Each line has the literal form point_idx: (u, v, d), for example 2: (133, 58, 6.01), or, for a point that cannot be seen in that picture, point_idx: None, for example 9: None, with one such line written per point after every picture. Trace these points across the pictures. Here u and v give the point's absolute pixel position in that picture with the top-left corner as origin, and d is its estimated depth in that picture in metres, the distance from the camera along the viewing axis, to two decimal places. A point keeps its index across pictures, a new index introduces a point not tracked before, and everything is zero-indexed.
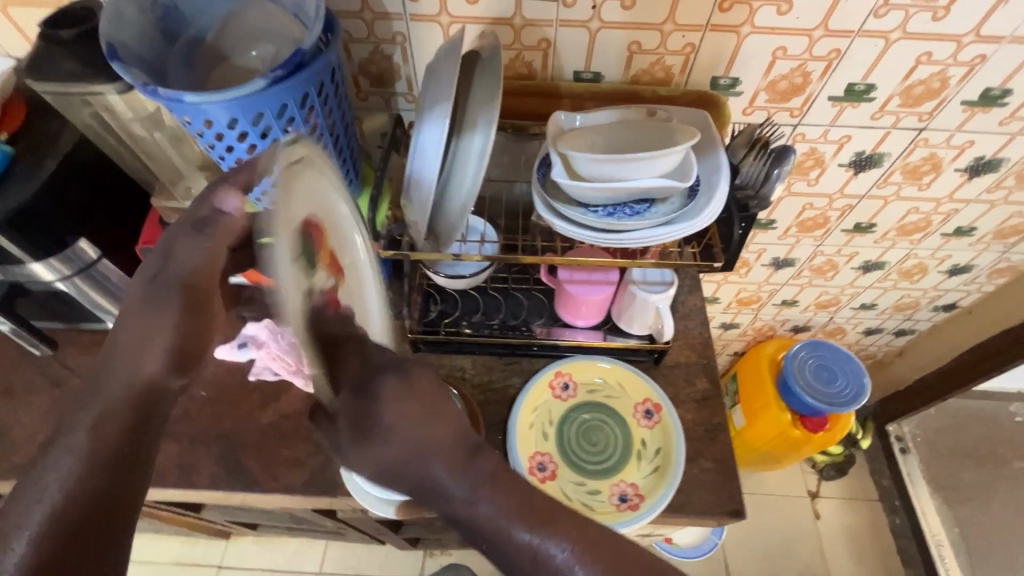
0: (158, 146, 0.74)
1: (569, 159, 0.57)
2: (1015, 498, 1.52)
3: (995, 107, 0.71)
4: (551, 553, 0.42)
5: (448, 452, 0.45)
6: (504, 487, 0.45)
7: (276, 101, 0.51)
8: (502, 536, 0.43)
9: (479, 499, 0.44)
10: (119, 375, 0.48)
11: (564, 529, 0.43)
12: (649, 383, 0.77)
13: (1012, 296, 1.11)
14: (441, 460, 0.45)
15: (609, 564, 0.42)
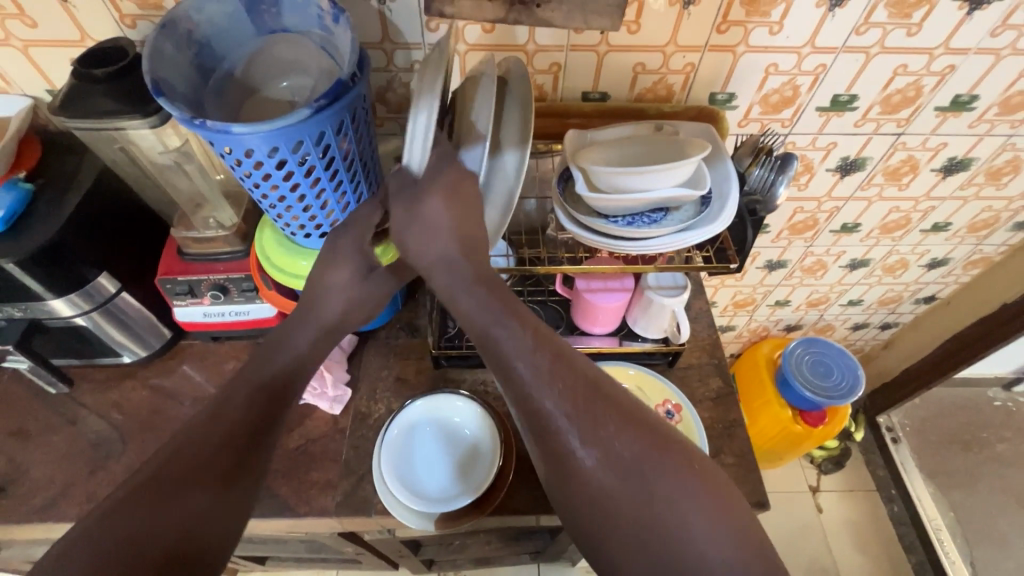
0: (180, 177, 0.75)
1: (590, 173, 0.61)
2: (1001, 478, 1.59)
3: (964, 111, 0.78)
4: (516, 360, 0.47)
5: (517, 316, 0.50)
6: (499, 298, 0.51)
7: (316, 130, 0.53)
8: (496, 338, 0.49)
9: (472, 290, 0.51)
10: (248, 386, 0.53)
11: (542, 351, 0.48)
12: (666, 384, 0.81)
13: (985, 285, 1.19)
14: (462, 269, 0.52)
15: (567, 385, 0.46)
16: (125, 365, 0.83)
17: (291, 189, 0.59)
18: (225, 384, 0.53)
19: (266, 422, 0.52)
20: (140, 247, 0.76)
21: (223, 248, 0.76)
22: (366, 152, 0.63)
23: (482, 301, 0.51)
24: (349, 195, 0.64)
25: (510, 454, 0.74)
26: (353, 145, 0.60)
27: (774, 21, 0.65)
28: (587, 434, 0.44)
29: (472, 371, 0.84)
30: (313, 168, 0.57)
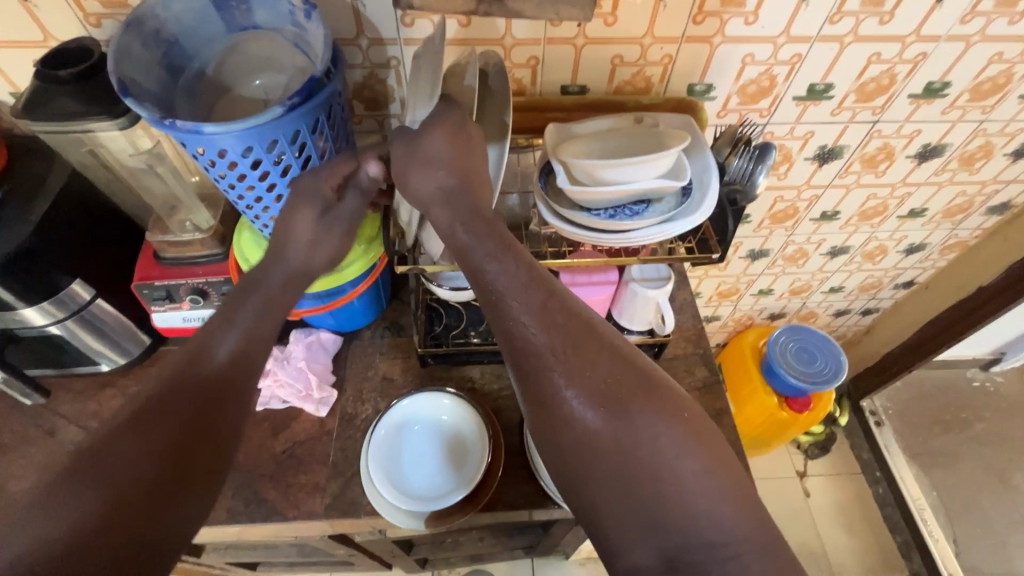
0: (155, 179, 0.73)
1: (571, 166, 0.61)
2: (980, 457, 1.63)
3: (937, 98, 0.79)
4: (507, 301, 0.48)
5: (508, 256, 0.50)
6: (496, 239, 0.50)
7: (290, 128, 0.53)
8: (487, 281, 0.49)
9: (461, 229, 0.51)
10: (206, 362, 0.50)
11: (533, 293, 0.48)
12: None
13: (962, 269, 1.21)
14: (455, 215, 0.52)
15: (558, 329, 0.46)
16: (103, 373, 0.81)
17: (267, 189, 0.58)
18: (176, 362, 0.50)
19: (225, 396, 0.50)
20: (115, 253, 0.75)
21: (202, 251, 0.74)
22: (343, 150, 0.63)
23: (476, 239, 0.51)
24: None
25: (499, 450, 0.74)
26: (329, 143, 0.59)
27: (749, 11, 0.65)
28: (573, 373, 0.45)
29: (460, 369, 0.83)
30: (289, 166, 0.57)
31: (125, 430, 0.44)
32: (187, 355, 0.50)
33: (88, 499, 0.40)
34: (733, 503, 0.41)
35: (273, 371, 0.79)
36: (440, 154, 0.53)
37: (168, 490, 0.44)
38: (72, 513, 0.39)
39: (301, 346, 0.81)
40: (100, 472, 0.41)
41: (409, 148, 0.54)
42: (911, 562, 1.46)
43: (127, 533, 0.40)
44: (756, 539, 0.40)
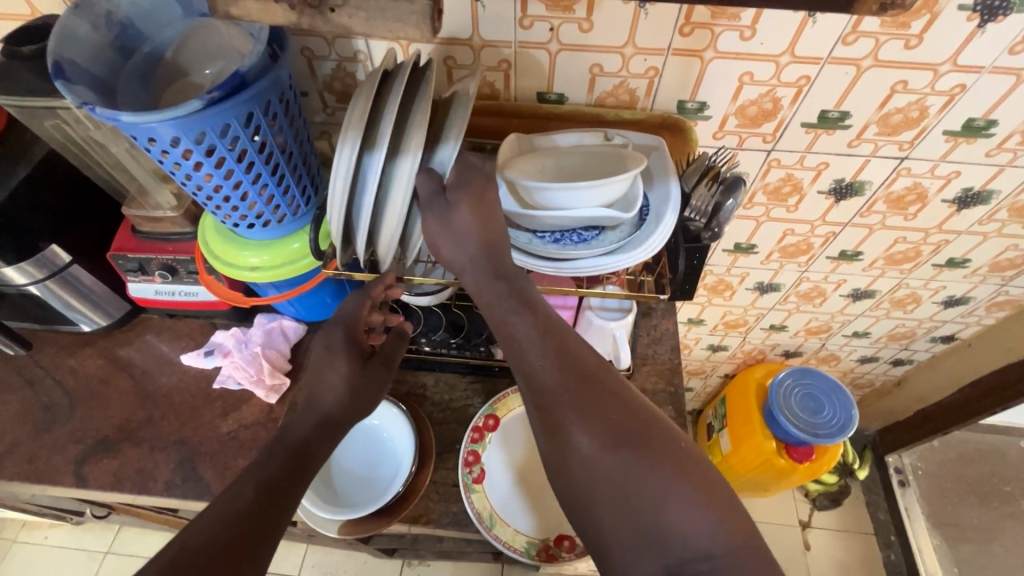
0: (118, 159, 0.72)
1: (514, 185, 0.56)
2: (1021, 539, 1.44)
3: (979, 137, 0.68)
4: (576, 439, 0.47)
5: (583, 401, 0.48)
6: (563, 363, 0.50)
7: (218, 121, 0.52)
8: (570, 448, 0.47)
9: (545, 368, 0.49)
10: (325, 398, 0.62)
11: (612, 450, 0.46)
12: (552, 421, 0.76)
13: (1012, 330, 1.06)
14: (540, 363, 0.50)
15: (626, 444, 0.46)
16: (84, 333, 0.86)
17: (204, 178, 0.57)
18: (314, 407, 0.62)
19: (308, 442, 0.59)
20: (97, 221, 0.78)
21: (173, 229, 0.75)
22: (291, 146, 0.61)
23: (556, 374, 0.49)
24: (271, 188, 0.61)
25: (427, 460, 0.72)
26: (271, 138, 0.57)
27: (745, 25, 0.58)
28: (615, 449, 0.46)
29: (414, 373, 0.81)
30: (223, 159, 0.55)
31: (265, 476, 0.55)
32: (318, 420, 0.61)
33: (230, 507, 0.51)
34: (717, 517, 0.45)
35: (231, 353, 0.81)
36: (467, 228, 0.51)
37: (262, 511, 0.51)
38: (224, 509, 0.50)
39: (261, 331, 0.82)
40: (239, 494, 0.52)
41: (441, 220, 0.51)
42: None
43: (247, 522, 0.50)
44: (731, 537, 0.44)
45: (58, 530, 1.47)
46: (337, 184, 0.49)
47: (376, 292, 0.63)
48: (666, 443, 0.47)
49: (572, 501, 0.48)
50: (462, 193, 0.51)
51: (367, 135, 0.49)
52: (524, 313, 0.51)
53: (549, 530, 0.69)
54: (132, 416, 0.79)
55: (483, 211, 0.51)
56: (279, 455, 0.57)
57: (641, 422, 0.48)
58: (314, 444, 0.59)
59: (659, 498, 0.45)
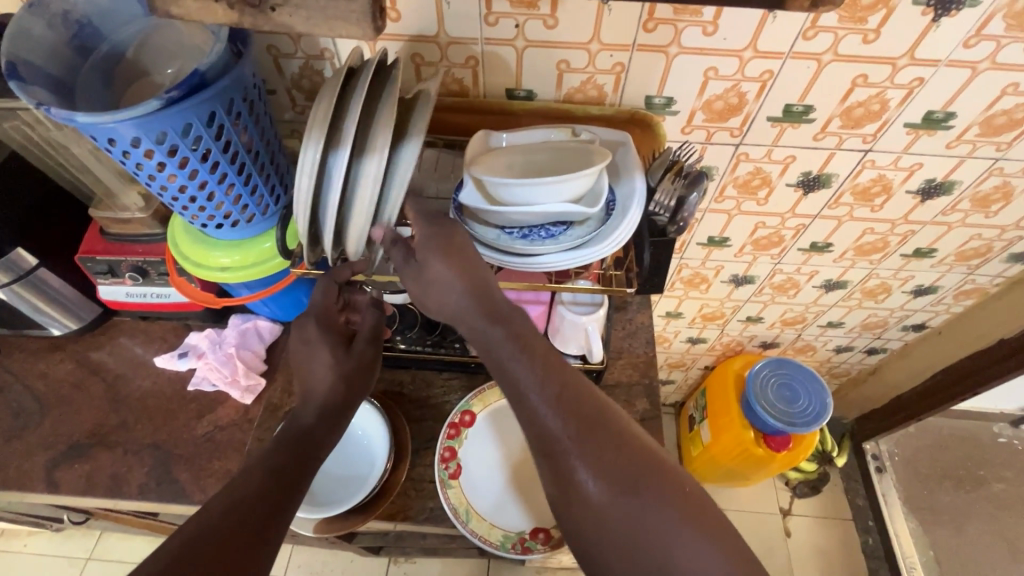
0: (82, 160, 0.72)
1: (480, 181, 0.56)
2: (993, 521, 1.48)
3: (940, 129, 0.70)
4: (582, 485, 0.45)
5: (586, 442, 0.46)
6: (564, 405, 0.47)
7: (179, 121, 0.51)
8: (574, 494, 0.45)
9: (546, 413, 0.47)
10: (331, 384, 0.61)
11: (618, 495, 0.44)
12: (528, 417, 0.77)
13: (980, 317, 1.08)
14: (541, 405, 0.47)
15: (632, 487, 0.44)
16: (55, 337, 0.85)
17: (168, 179, 0.56)
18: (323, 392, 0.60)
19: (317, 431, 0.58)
20: (64, 224, 0.77)
21: (142, 230, 0.74)
22: (257, 145, 0.61)
23: (555, 419, 0.47)
24: (238, 188, 0.61)
25: (403, 457, 0.73)
26: (235, 138, 0.57)
27: (707, 21, 0.59)
28: (620, 493, 0.44)
29: (391, 371, 0.81)
30: (186, 158, 0.55)
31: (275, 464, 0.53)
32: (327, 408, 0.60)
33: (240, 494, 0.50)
34: (730, 562, 0.43)
35: (205, 355, 0.81)
36: (444, 279, 0.51)
37: (271, 501, 0.50)
38: (234, 498, 0.49)
39: (236, 332, 0.82)
40: (249, 482, 0.51)
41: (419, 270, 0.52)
42: None
43: (256, 511, 0.49)
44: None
45: (37, 538, 1.45)
46: (303, 184, 0.49)
47: (341, 275, 0.63)
48: (671, 482, 0.45)
49: (578, 547, 0.46)
50: (432, 247, 0.52)
51: (330, 135, 0.49)
52: (522, 354, 0.49)
53: (525, 524, 0.70)
54: (104, 420, 0.78)
55: (456, 260, 0.51)
56: (288, 443, 0.56)
57: (649, 465, 0.46)
58: (320, 433, 0.58)
59: (667, 544, 0.43)
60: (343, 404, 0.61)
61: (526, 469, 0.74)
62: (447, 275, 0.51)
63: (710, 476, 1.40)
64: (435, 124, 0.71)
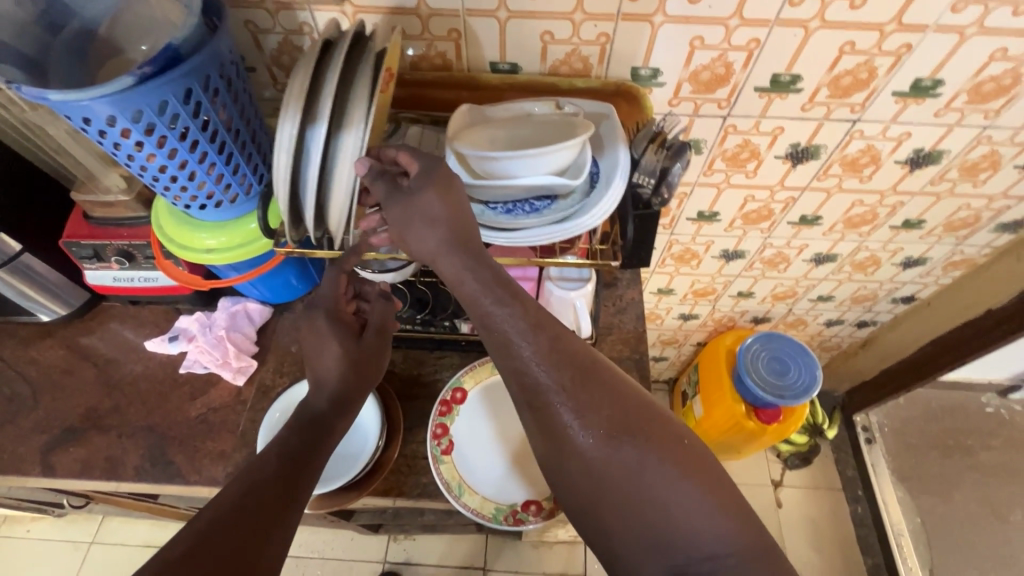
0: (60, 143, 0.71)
1: (463, 155, 0.56)
2: (980, 489, 1.51)
3: (927, 97, 0.69)
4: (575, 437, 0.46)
5: (578, 393, 0.47)
6: (557, 356, 0.48)
7: (155, 98, 0.50)
8: (567, 445, 0.46)
9: (540, 365, 0.47)
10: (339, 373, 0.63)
11: (612, 445, 0.45)
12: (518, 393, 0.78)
13: (969, 288, 1.09)
14: (534, 358, 0.48)
15: (627, 438, 0.45)
16: (45, 323, 0.84)
17: (147, 159, 0.55)
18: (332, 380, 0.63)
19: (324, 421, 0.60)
20: (47, 208, 0.76)
21: (127, 213, 0.74)
22: (236, 123, 0.60)
23: (549, 371, 0.47)
24: (220, 167, 0.60)
25: (395, 435, 0.74)
26: (214, 116, 0.56)
27: None
28: (613, 444, 0.45)
29: None
30: (165, 137, 0.54)
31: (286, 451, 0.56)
32: (336, 398, 0.62)
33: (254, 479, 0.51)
34: (725, 517, 0.44)
35: (196, 338, 0.81)
36: (436, 218, 0.49)
37: (284, 486, 0.52)
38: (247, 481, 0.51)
39: (225, 314, 0.82)
40: (263, 468, 0.53)
41: (406, 209, 0.49)
42: None
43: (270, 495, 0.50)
44: (740, 531, 0.44)
45: (40, 523, 1.47)
46: (282, 158, 0.48)
47: (349, 265, 0.64)
48: (666, 434, 0.46)
49: (575, 499, 0.47)
50: (426, 180, 0.49)
51: (308, 108, 0.48)
52: (512, 306, 0.48)
53: (518, 496, 0.71)
54: (97, 404, 0.78)
55: (451, 197, 0.49)
56: (297, 432, 0.58)
57: (645, 418, 0.47)
58: (330, 418, 0.61)
59: (663, 496, 0.44)
60: (352, 394, 0.64)
61: (518, 444, 0.75)
62: (439, 222, 0.49)
63: None
64: (419, 100, 0.70)
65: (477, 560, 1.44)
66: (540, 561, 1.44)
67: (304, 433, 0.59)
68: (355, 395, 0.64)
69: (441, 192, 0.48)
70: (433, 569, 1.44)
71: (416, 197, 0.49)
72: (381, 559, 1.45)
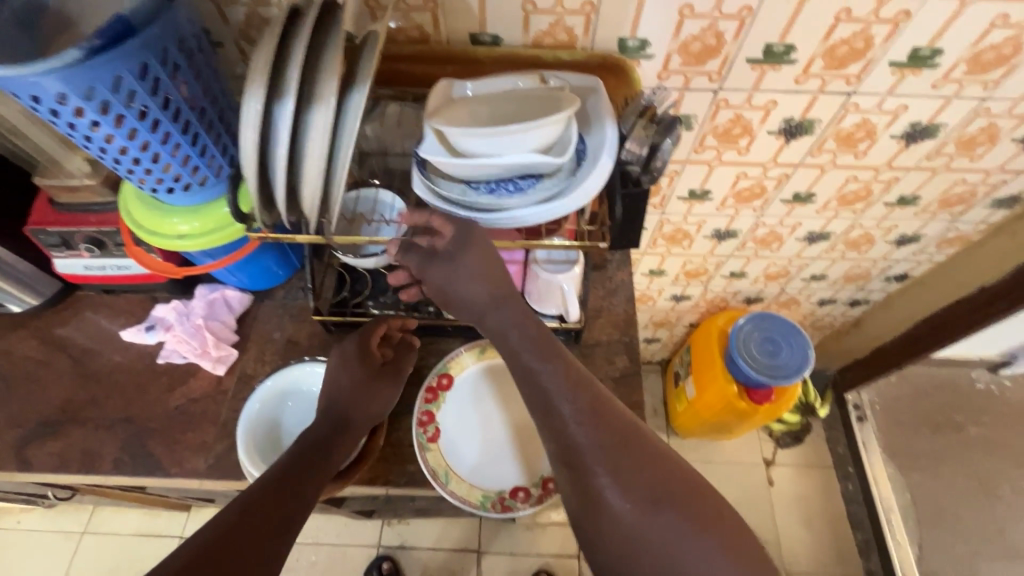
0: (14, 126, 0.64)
1: (442, 132, 0.53)
2: (969, 464, 1.52)
3: (925, 68, 0.67)
4: (602, 489, 0.52)
5: (606, 447, 0.53)
6: (589, 414, 0.55)
7: (108, 73, 0.47)
8: (596, 494, 0.53)
9: (575, 422, 0.55)
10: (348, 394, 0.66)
11: (634, 497, 0.52)
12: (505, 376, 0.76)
13: (963, 265, 1.08)
14: (569, 411, 0.55)
15: (648, 493, 0.52)
16: (16, 314, 0.82)
17: (106, 140, 0.52)
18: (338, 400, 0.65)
19: (329, 441, 0.63)
20: (9, 194, 0.73)
21: (94, 198, 0.70)
22: (201, 100, 0.56)
23: (581, 426, 0.54)
24: (185, 148, 0.57)
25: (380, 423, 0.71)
26: (175, 93, 0.53)
27: None
28: (635, 495, 0.52)
29: None
30: (122, 116, 0.51)
31: (289, 469, 0.59)
32: (343, 419, 0.65)
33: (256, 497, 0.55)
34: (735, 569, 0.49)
35: (173, 327, 0.78)
36: (473, 270, 0.58)
37: (283, 506, 0.55)
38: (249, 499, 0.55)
39: (203, 302, 0.79)
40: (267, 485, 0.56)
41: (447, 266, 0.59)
42: (868, 561, 1.41)
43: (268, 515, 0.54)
44: None
45: (30, 514, 1.45)
46: (248, 137, 0.45)
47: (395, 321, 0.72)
48: (685, 491, 0.52)
49: (600, 549, 0.53)
50: (461, 244, 0.57)
51: (272, 82, 0.45)
52: (553, 364, 0.58)
53: (506, 482, 0.70)
54: (73, 396, 0.76)
55: (486, 254, 0.58)
56: (300, 450, 0.61)
57: (665, 477, 0.53)
58: (335, 438, 0.63)
59: (680, 547, 0.50)
60: (358, 415, 0.66)
61: (507, 430, 0.74)
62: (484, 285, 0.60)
63: (695, 430, 1.42)
64: (394, 75, 0.68)
65: (471, 543, 1.45)
66: (534, 543, 1.45)
67: (309, 452, 0.61)
68: (360, 416, 0.66)
69: (478, 251, 0.57)
70: (428, 552, 1.44)
71: (456, 260, 0.58)
72: (376, 543, 1.45)
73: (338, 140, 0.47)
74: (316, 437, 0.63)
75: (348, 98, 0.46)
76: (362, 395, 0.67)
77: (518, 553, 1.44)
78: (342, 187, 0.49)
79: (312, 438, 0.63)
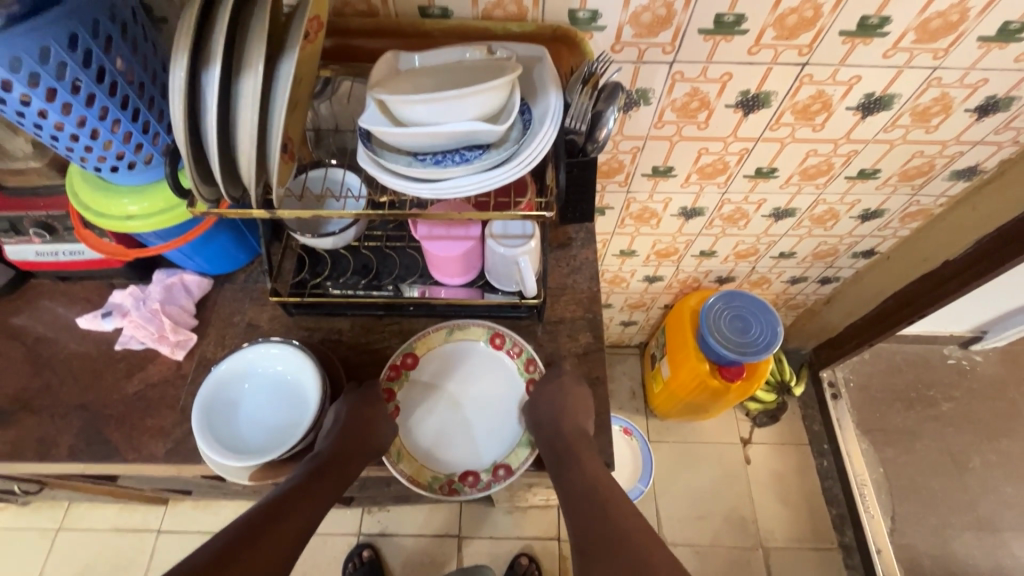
0: None
1: (383, 102, 0.53)
2: (939, 438, 1.55)
3: (875, 37, 0.67)
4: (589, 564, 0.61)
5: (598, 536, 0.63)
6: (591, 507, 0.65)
7: (34, 43, 0.46)
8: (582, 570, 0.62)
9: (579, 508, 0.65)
10: (354, 426, 0.66)
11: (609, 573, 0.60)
12: (472, 359, 0.75)
13: (926, 240, 1.09)
14: (575, 502, 0.65)
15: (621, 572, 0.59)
16: None
17: (39, 115, 0.51)
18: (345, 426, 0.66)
19: (338, 458, 0.66)
20: None
21: (40, 181, 0.69)
22: (139, 74, 0.55)
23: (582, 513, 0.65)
24: (126, 124, 0.56)
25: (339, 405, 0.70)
26: (109, 66, 0.52)
27: None
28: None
29: (328, 320, 0.78)
30: (53, 90, 0.49)
31: (304, 482, 0.63)
32: (358, 444, 0.67)
33: (274, 506, 0.61)
34: None
35: (130, 313, 0.77)
36: (542, 390, 0.71)
37: (297, 519, 0.61)
38: (268, 507, 0.61)
39: (160, 288, 0.78)
40: (285, 497, 0.62)
41: (539, 389, 0.71)
42: (843, 535, 1.44)
43: (282, 526, 0.60)
44: None
45: (4, 513, 1.44)
46: (177, 107, 0.44)
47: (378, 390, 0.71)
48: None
49: None
50: (550, 379, 0.72)
51: (200, 48, 0.44)
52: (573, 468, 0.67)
53: (456, 466, 0.70)
54: (28, 384, 0.75)
55: (570, 390, 0.70)
56: (314, 466, 0.65)
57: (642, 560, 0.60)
58: (341, 462, 0.66)
59: None
60: (353, 448, 0.67)
61: (468, 414, 0.73)
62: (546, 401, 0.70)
63: (672, 411, 1.43)
64: (348, 52, 0.66)
65: (452, 528, 1.45)
66: (514, 526, 1.46)
67: (320, 474, 0.65)
68: (363, 448, 0.67)
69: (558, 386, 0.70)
70: (408, 538, 1.45)
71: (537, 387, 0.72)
72: (356, 532, 1.45)
73: (270, 108, 0.46)
74: (332, 455, 0.66)
75: (279, 65, 0.45)
76: (370, 434, 0.67)
77: (499, 537, 1.45)
78: (278, 159, 0.47)
79: (325, 460, 0.66)
